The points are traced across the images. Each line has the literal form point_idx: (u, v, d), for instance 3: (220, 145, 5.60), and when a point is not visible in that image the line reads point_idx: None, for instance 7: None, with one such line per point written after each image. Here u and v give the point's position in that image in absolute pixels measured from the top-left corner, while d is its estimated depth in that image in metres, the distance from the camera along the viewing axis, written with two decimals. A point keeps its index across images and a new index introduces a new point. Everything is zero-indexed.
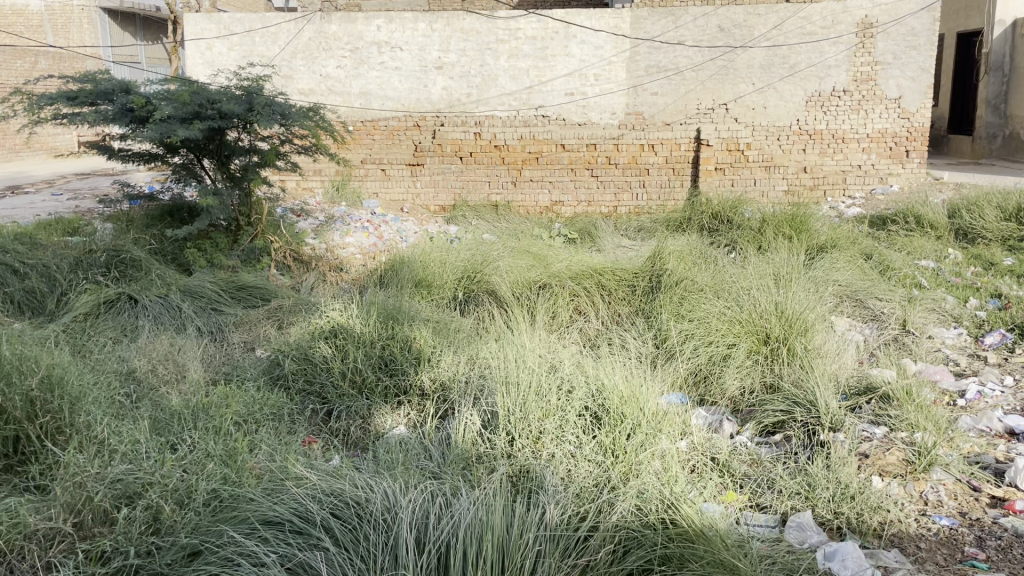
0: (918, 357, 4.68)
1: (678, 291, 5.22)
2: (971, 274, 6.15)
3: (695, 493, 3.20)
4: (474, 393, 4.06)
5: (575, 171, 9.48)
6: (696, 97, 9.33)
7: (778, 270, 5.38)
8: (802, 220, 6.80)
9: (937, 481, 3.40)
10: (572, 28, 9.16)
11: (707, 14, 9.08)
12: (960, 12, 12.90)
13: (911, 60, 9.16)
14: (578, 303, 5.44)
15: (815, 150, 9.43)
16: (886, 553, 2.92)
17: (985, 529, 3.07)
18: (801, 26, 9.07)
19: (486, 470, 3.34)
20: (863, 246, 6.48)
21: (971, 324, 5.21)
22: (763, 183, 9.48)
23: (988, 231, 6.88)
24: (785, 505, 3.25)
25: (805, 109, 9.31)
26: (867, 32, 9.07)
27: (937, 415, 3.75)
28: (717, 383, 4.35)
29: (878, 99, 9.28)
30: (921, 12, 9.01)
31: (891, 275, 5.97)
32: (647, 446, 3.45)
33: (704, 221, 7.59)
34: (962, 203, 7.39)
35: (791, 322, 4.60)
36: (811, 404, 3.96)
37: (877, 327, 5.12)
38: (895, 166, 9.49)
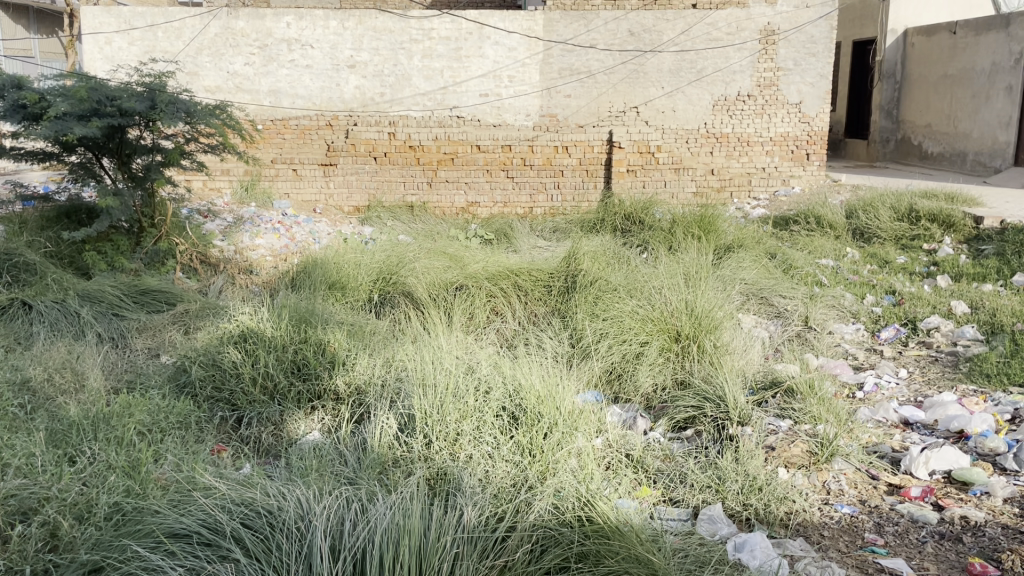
0: (820, 352, 4.88)
1: (592, 291, 5.29)
2: (868, 272, 6.44)
3: (610, 489, 3.25)
4: (391, 396, 4.01)
5: (490, 172, 9.51)
6: (608, 100, 9.48)
7: (688, 269, 5.51)
8: (710, 221, 6.96)
9: (838, 471, 3.55)
10: (485, 29, 9.17)
11: (617, 19, 9.25)
12: (855, 22, 13.47)
13: (809, 67, 9.54)
14: (495, 303, 5.44)
15: (721, 153, 9.70)
16: (792, 542, 3.03)
17: (883, 516, 3.21)
18: (707, 32, 9.33)
19: (403, 474, 3.30)
20: (767, 245, 6.71)
21: (868, 320, 5.45)
22: (673, 185, 9.72)
23: (883, 231, 7.21)
24: (696, 499, 3.34)
25: (712, 113, 9.58)
26: (769, 39, 9.41)
27: (837, 407, 3.91)
28: (630, 380, 4.43)
29: (779, 105, 9.62)
30: (819, 20, 9.41)
31: (793, 273, 6.20)
32: (564, 444, 3.49)
33: (617, 222, 7.72)
34: (858, 204, 7.73)
35: (700, 319, 4.72)
36: (720, 399, 4.06)
37: (781, 324, 5.30)
38: (797, 169, 9.85)
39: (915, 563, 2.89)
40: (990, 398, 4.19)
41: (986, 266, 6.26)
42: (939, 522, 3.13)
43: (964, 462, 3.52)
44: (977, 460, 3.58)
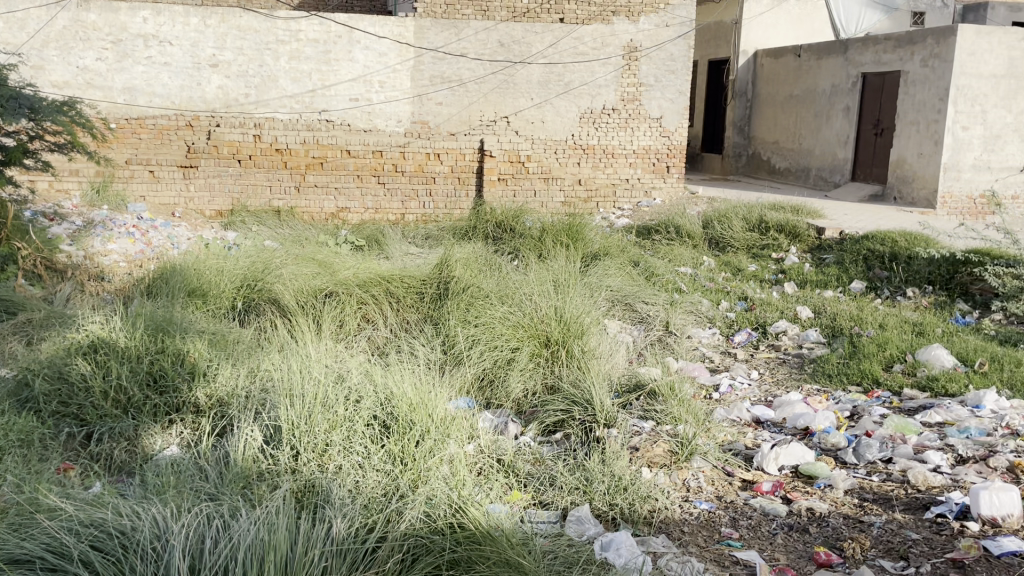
0: (679, 356, 5.11)
1: (464, 298, 5.31)
2: (723, 279, 6.80)
3: (482, 495, 3.28)
4: (256, 407, 3.86)
5: (360, 177, 9.40)
6: (479, 109, 9.56)
7: (557, 276, 5.63)
8: (578, 230, 7.15)
9: (697, 468, 3.72)
10: (355, 33, 9.07)
11: (487, 29, 9.36)
12: (710, 42, 14.08)
13: (670, 84, 9.94)
14: (365, 310, 5.37)
15: (587, 164, 9.96)
16: (654, 539, 3.15)
17: (738, 510, 3.39)
18: (574, 46, 9.61)
19: (268, 488, 3.21)
20: (631, 254, 6.96)
21: (723, 324, 5.76)
22: (542, 194, 9.91)
23: (737, 240, 7.62)
24: (565, 500, 3.41)
25: (579, 125, 9.84)
26: (632, 55, 9.77)
27: (696, 408, 4.10)
28: (502, 386, 4.48)
29: (642, 119, 9.99)
30: (677, 39, 9.85)
31: (655, 281, 6.45)
32: (435, 452, 3.49)
33: (489, 230, 7.81)
34: (714, 215, 8.14)
35: (568, 325, 4.83)
36: (588, 402, 4.17)
37: (644, 329, 5.51)
38: (658, 181, 10.24)
39: (767, 554, 3.06)
40: (832, 396, 4.51)
41: (827, 274, 6.75)
42: (788, 514, 3.34)
43: (809, 457, 3.77)
44: (821, 455, 3.84)
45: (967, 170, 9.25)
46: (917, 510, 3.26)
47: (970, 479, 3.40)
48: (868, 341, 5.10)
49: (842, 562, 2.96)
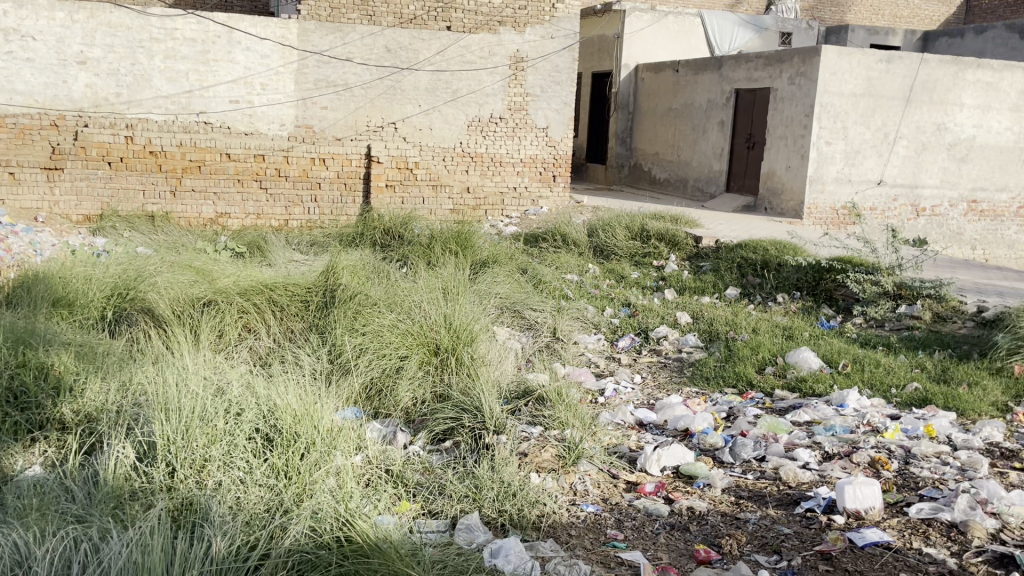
0: (566, 362, 5.20)
1: (352, 306, 5.22)
2: (607, 286, 6.97)
3: (370, 506, 3.22)
4: (128, 422, 3.66)
5: (241, 182, 9.12)
6: (366, 115, 9.43)
7: (447, 283, 5.60)
8: (466, 237, 7.16)
9: (584, 472, 3.78)
10: (235, 33, 8.78)
11: (373, 34, 9.26)
12: (593, 55, 14.41)
13: (555, 95, 10.10)
14: (247, 319, 5.19)
15: (475, 172, 10.00)
16: (543, 543, 3.18)
17: (623, 511, 3.48)
18: (461, 55, 9.64)
19: (141, 508, 3.05)
20: (519, 261, 7.03)
21: (608, 330, 5.90)
22: (430, 201, 9.88)
23: (620, 248, 7.83)
24: (454, 509, 3.40)
25: (467, 133, 9.87)
26: (518, 65, 9.88)
27: (582, 413, 4.17)
28: (390, 395, 4.43)
29: (529, 128, 10.10)
30: (562, 51, 10.02)
31: (542, 288, 6.54)
32: (322, 464, 3.40)
33: (376, 237, 7.72)
34: (599, 223, 8.33)
35: (458, 332, 4.81)
36: (477, 409, 4.17)
37: (532, 335, 5.57)
38: (544, 190, 10.36)
39: (650, 553, 3.15)
40: (710, 398, 4.71)
41: (704, 281, 7.04)
42: (670, 513, 3.45)
43: (689, 457, 3.91)
44: (700, 455, 3.99)
45: (830, 183, 9.85)
46: (788, 505, 3.43)
47: (835, 474, 3.61)
48: (742, 345, 5.34)
49: (720, 558, 3.08)
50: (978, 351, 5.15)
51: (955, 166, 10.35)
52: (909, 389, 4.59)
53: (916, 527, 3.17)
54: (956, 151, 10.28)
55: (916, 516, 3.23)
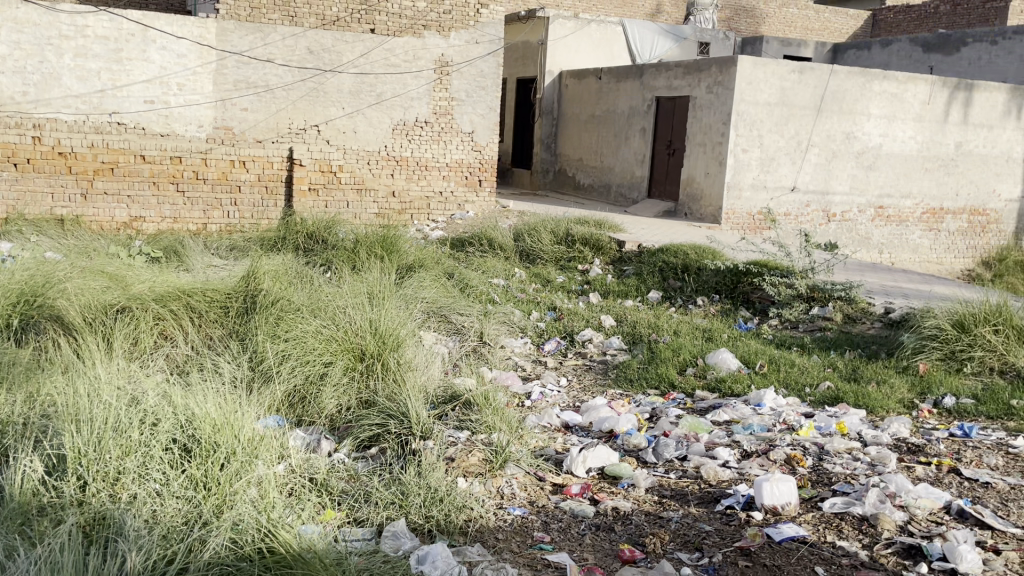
0: (493, 366, 5.21)
1: (274, 312, 5.10)
2: (533, 290, 7.02)
3: (293, 516, 3.16)
4: (35, 435, 3.50)
5: (157, 184, 8.83)
6: (287, 117, 9.27)
7: (372, 287, 5.52)
8: (392, 241, 7.09)
9: (511, 475, 3.79)
10: (150, 31, 8.50)
11: (295, 35, 9.11)
12: (518, 60, 14.51)
13: (480, 100, 10.12)
14: (163, 326, 5.02)
15: (401, 176, 9.93)
16: (470, 548, 3.17)
17: (549, 514, 3.50)
18: (385, 58, 9.56)
19: (50, 524, 2.92)
20: (445, 265, 7.02)
21: (534, 334, 5.95)
22: (355, 205, 9.76)
23: (546, 252, 7.90)
24: (380, 516, 3.37)
25: (391, 137, 9.79)
26: (443, 69, 9.86)
27: (509, 416, 4.18)
28: (314, 402, 4.36)
29: (454, 132, 10.09)
30: (487, 56, 10.05)
31: (469, 292, 6.54)
32: (243, 474, 3.32)
33: (299, 241, 7.59)
34: (525, 227, 8.38)
35: (383, 337, 4.75)
36: (404, 415, 4.13)
37: (458, 340, 5.56)
38: (470, 195, 10.36)
39: (576, 555, 3.18)
40: (633, 400, 4.79)
41: (627, 284, 7.16)
42: (595, 514, 3.49)
43: (614, 458, 3.97)
44: (624, 456, 4.06)
45: (747, 189, 10.16)
46: (709, 503, 3.52)
47: (753, 471, 3.72)
48: (665, 347, 5.45)
49: (644, 557, 3.13)
50: (885, 350, 5.39)
51: (864, 173, 10.80)
52: (822, 388, 4.77)
53: (830, 521, 3.29)
54: (864, 159, 10.74)
55: (829, 511, 3.35)
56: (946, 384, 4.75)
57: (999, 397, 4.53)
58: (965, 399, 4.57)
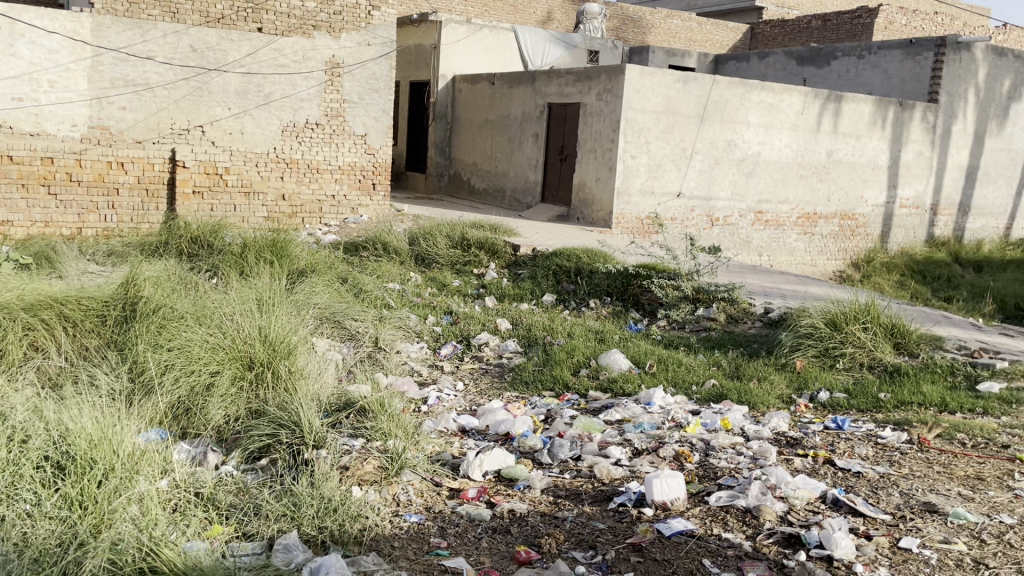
0: (389, 372, 5.15)
1: (155, 320, 4.88)
2: (429, 294, 7.00)
3: (177, 533, 3.03)
4: None
5: (26, 187, 8.29)
6: (169, 116, 8.90)
7: (261, 293, 5.34)
8: (282, 246, 6.91)
9: (406, 482, 3.75)
10: (18, 25, 7.98)
11: (178, 32, 8.79)
12: (410, 63, 14.41)
13: (373, 102, 9.99)
14: (33, 337, 4.72)
15: (291, 178, 9.68)
16: (365, 557, 3.12)
17: (446, 519, 3.49)
18: (273, 58, 9.32)
19: None
20: (338, 270, 6.89)
21: (431, 339, 5.92)
22: (243, 209, 9.45)
23: (441, 256, 7.89)
24: (271, 529, 3.27)
25: (281, 138, 9.54)
26: (334, 71, 9.69)
27: (405, 422, 4.13)
28: (199, 413, 4.20)
29: (346, 135, 9.92)
30: (379, 59, 9.94)
31: (363, 297, 6.45)
32: (122, 491, 3.16)
33: (182, 246, 7.29)
34: (420, 232, 8.34)
35: (274, 345, 4.60)
36: (295, 425, 4.00)
37: (353, 346, 5.46)
38: (364, 198, 10.21)
39: (473, 558, 3.18)
40: (529, 402, 4.84)
41: (522, 288, 7.23)
42: (492, 517, 3.50)
43: (509, 461, 3.99)
44: (519, 458, 4.09)
45: (636, 194, 10.44)
46: (603, 501, 3.60)
47: (644, 468, 3.83)
48: (559, 349, 5.53)
49: (540, 558, 3.17)
50: (766, 348, 5.65)
51: (745, 179, 11.29)
52: (708, 386, 4.96)
53: (716, 514, 3.42)
54: (745, 165, 11.23)
55: (716, 504, 3.49)
56: (821, 379, 5.03)
57: (869, 391, 4.86)
58: (838, 394, 4.85)
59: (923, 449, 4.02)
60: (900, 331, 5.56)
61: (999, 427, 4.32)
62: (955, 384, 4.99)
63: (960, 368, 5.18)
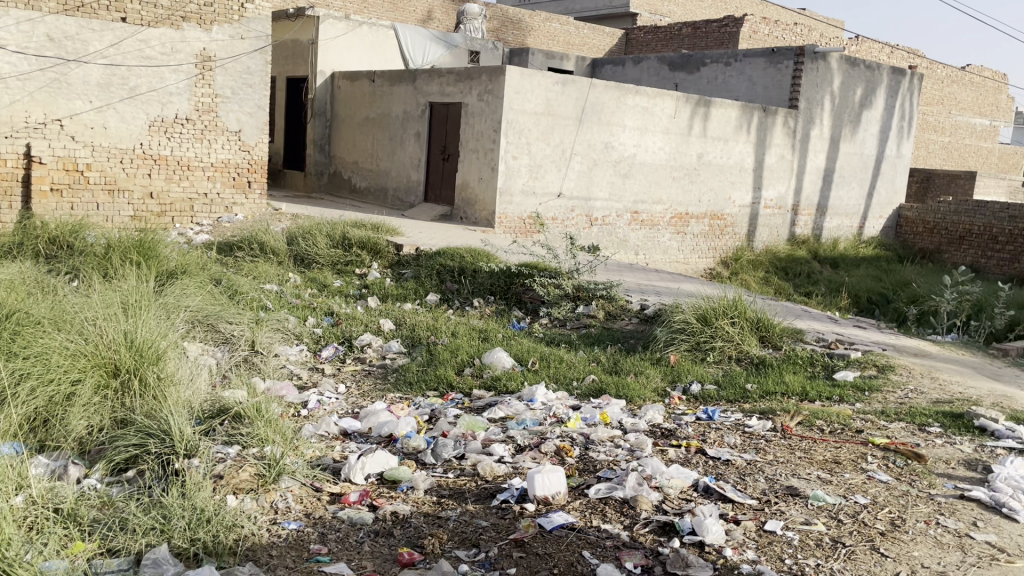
0: (266, 375, 5.01)
1: (8, 327, 4.56)
2: (309, 295, 6.85)
3: (32, 553, 2.87)
4: None
5: None
6: (23, 110, 8.33)
7: (127, 296, 5.07)
8: (150, 246, 6.60)
9: (285, 488, 3.64)
10: None
11: (32, 20, 8.23)
12: (287, 59, 14.04)
13: (247, 97, 9.69)
14: None
15: (160, 176, 9.25)
16: (241, 568, 3.03)
17: (327, 525, 3.41)
18: (139, 49, 8.88)
19: None
20: (211, 271, 6.64)
21: (310, 341, 5.80)
22: (106, 207, 8.94)
23: (320, 256, 7.74)
24: (138, 544, 3.11)
25: (148, 134, 9.10)
26: (205, 65, 9.33)
27: (283, 427, 4.00)
28: (59, 425, 3.94)
29: (218, 131, 9.57)
30: (253, 53, 9.64)
31: (238, 299, 6.25)
32: None
33: (38, 247, 6.85)
34: (299, 231, 8.15)
35: (141, 351, 4.39)
36: (165, 433, 3.81)
37: (228, 350, 5.27)
38: (238, 196, 9.89)
39: (354, 563, 3.13)
40: (412, 402, 4.81)
41: (405, 288, 7.19)
42: (374, 521, 3.46)
43: (392, 462, 3.95)
44: (403, 459, 4.06)
45: (517, 195, 10.56)
46: (486, 499, 3.62)
47: (526, 465, 3.88)
48: (442, 349, 5.54)
49: (423, 559, 3.15)
50: (642, 343, 5.82)
51: (621, 180, 11.62)
52: (587, 381, 5.08)
53: (595, 506, 3.50)
54: (622, 167, 11.57)
55: (595, 496, 3.57)
56: (693, 372, 5.24)
57: (737, 381, 5.10)
58: (709, 385, 5.07)
59: (786, 436, 4.26)
60: (765, 324, 5.86)
61: (853, 413, 4.63)
62: (814, 374, 5.31)
63: (819, 359, 5.51)
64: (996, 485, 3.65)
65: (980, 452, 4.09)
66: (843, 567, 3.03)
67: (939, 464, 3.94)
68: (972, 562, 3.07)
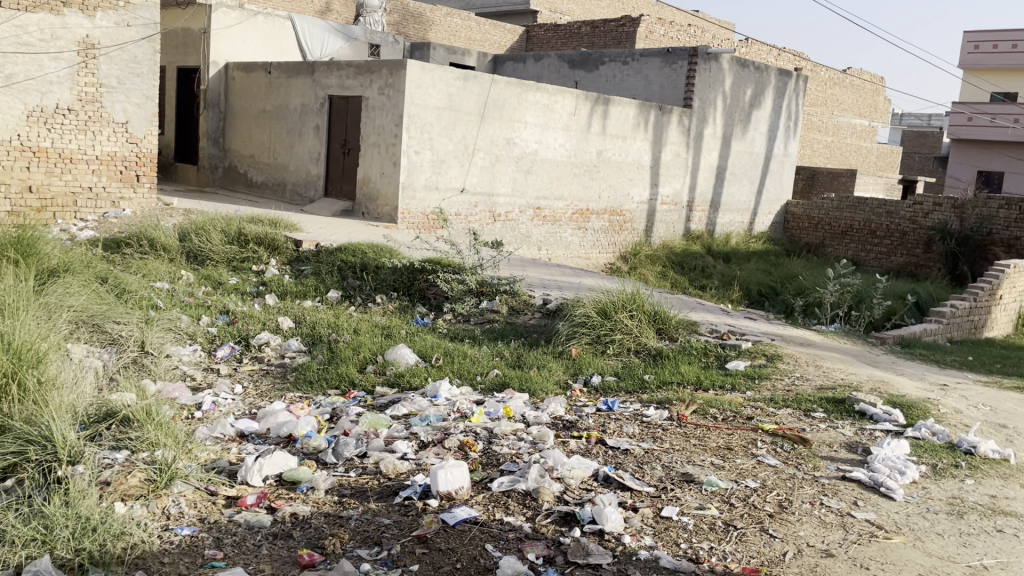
0: (157, 377, 4.83)
1: None
2: (203, 292, 6.64)
3: None
4: None
5: None
6: None
7: (3, 296, 4.78)
8: (28, 243, 6.25)
9: (178, 493, 3.51)
10: None
11: None
12: (177, 48, 13.50)
13: (134, 87, 9.29)
14: None
15: (40, 169, 8.75)
16: None
17: (222, 529, 3.31)
18: (14, 35, 8.37)
19: None
20: (97, 269, 6.34)
21: (204, 340, 5.62)
22: None
23: (215, 253, 7.50)
24: (17, 556, 2.95)
25: (26, 125, 8.59)
26: (88, 52, 8.88)
27: (175, 430, 3.85)
28: None
29: (104, 122, 9.14)
30: (140, 41, 9.26)
31: (125, 297, 5.99)
32: None
33: None
34: (191, 227, 7.86)
35: (18, 353, 4.15)
36: (47, 439, 3.62)
37: (115, 351, 5.05)
38: (126, 190, 9.47)
39: (251, 567, 3.05)
40: (313, 402, 4.72)
41: (305, 285, 7.04)
42: (273, 523, 3.39)
43: (291, 463, 3.87)
44: (302, 459, 3.98)
45: (420, 190, 10.49)
46: (388, 496, 3.59)
47: (429, 460, 3.87)
48: (344, 346, 5.47)
49: (323, 560, 3.09)
50: (544, 337, 5.90)
51: (524, 176, 11.72)
52: (491, 375, 5.11)
53: (498, 499, 3.53)
54: (524, 163, 11.67)
55: (497, 490, 3.60)
56: (593, 364, 5.34)
57: (635, 373, 5.24)
58: (608, 377, 5.19)
59: (681, 425, 4.40)
60: (661, 317, 6.02)
61: (744, 401, 4.82)
62: (708, 364, 5.50)
63: (712, 349, 5.71)
64: (874, 466, 3.87)
65: (859, 435, 4.33)
66: (734, 549, 3.15)
67: (823, 447, 4.15)
68: (852, 539, 3.25)
